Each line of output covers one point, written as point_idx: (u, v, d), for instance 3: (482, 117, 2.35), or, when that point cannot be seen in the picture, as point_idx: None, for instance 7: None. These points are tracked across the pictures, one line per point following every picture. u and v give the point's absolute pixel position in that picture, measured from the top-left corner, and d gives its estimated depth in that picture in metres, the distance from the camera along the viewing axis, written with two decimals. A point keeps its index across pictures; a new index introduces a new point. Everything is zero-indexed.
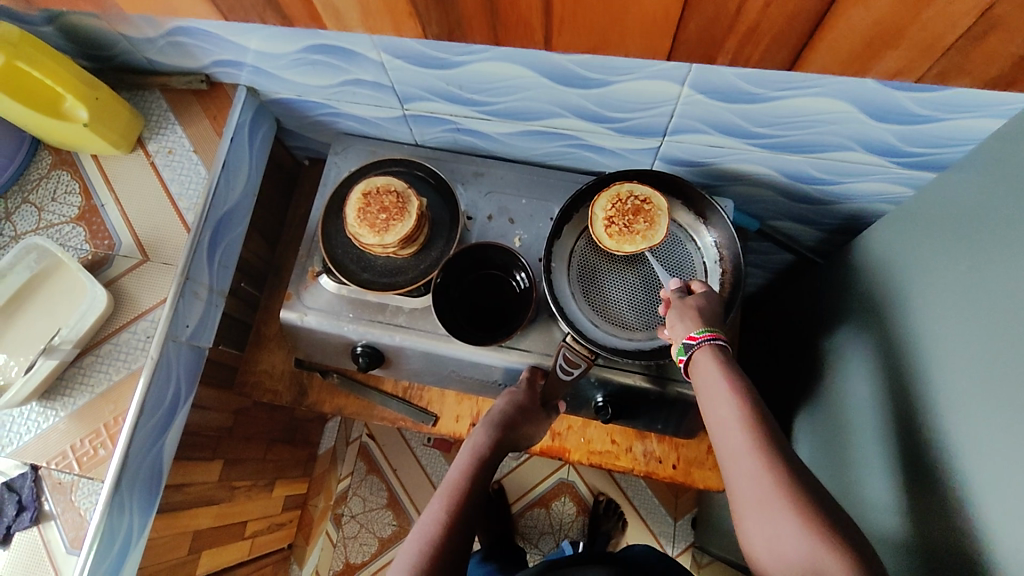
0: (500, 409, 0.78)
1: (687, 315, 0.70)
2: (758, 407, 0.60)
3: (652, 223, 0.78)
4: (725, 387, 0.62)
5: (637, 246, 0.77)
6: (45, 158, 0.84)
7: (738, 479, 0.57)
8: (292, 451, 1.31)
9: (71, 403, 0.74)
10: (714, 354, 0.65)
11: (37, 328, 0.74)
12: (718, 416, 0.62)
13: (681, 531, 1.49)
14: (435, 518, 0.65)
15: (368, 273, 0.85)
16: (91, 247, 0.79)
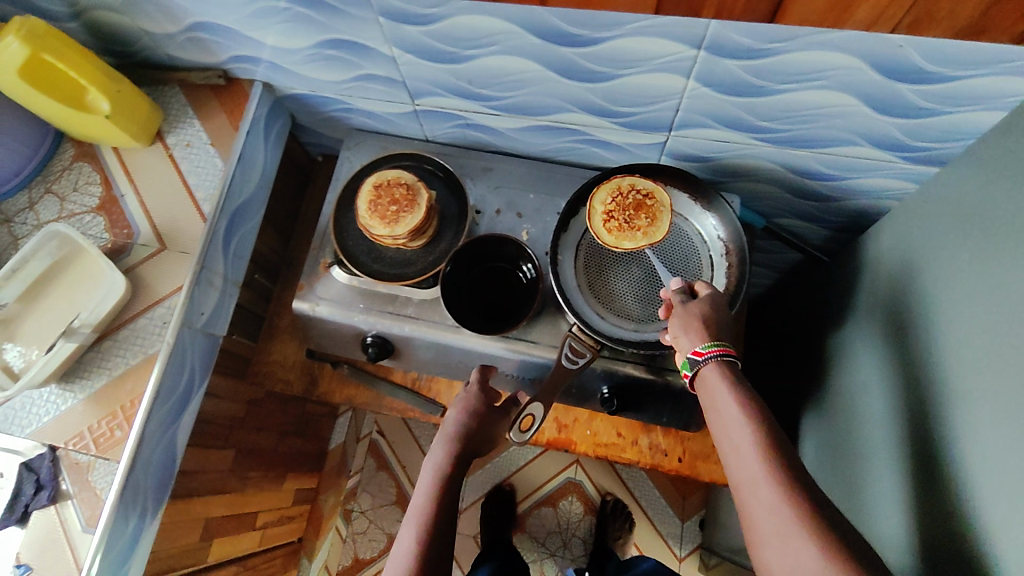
0: (457, 420, 0.78)
1: (693, 328, 0.71)
2: (770, 429, 0.60)
3: (653, 219, 0.79)
4: (739, 412, 0.62)
5: (638, 242, 0.78)
6: (68, 150, 0.87)
7: (755, 507, 0.56)
8: (303, 445, 1.33)
9: (89, 385, 0.77)
10: (722, 369, 0.66)
11: (57, 313, 0.76)
12: (731, 440, 0.62)
13: (689, 532, 1.49)
14: (405, 550, 0.65)
15: (378, 264, 0.87)
16: (111, 235, 0.82)
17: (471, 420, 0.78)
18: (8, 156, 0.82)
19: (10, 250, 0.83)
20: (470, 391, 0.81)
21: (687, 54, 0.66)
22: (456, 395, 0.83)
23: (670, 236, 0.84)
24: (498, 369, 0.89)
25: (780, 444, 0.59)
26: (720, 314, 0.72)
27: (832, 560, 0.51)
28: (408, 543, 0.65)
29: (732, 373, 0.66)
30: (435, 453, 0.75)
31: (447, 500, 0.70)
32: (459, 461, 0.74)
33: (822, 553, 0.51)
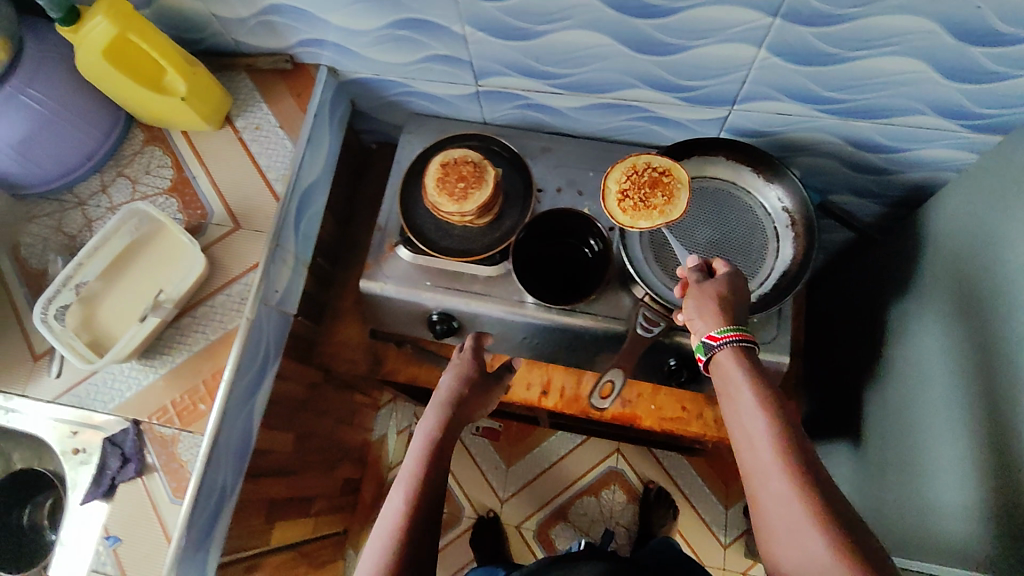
0: (450, 385, 0.78)
1: (707, 309, 0.70)
2: (786, 419, 0.59)
3: (668, 197, 0.80)
4: (753, 400, 0.61)
5: (654, 220, 0.79)
6: (138, 135, 0.89)
7: (766, 501, 0.57)
8: (351, 434, 1.33)
9: (170, 360, 0.78)
10: (738, 354, 0.65)
11: (139, 291, 0.78)
12: (745, 429, 0.61)
13: (733, 518, 1.49)
14: (393, 514, 0.64)
15: (446, 241, 0.89)
16: (184, 216, 0.83)
17: (464, 385, 0.78)
18: (82, 140, 0.84)
19: (85, 232, 0.85)
20: (465, 356, 0.81)
21: (763, 22, 0.68)
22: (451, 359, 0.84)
23: (733, 209, 0.86)
24: (564, 345, 0.91)
25: (795, 436, 0.58)
26: (735, 291, 0.71)
27: (845, 555, 0.51)
28: (397, 505, 0.65)
29: (748, 360, 0.65)
30: (428, 417, 0.74)
31: (436, 465, 0.69)
32: (450, 427, 0.73)
33: (834, 549, 0.52)
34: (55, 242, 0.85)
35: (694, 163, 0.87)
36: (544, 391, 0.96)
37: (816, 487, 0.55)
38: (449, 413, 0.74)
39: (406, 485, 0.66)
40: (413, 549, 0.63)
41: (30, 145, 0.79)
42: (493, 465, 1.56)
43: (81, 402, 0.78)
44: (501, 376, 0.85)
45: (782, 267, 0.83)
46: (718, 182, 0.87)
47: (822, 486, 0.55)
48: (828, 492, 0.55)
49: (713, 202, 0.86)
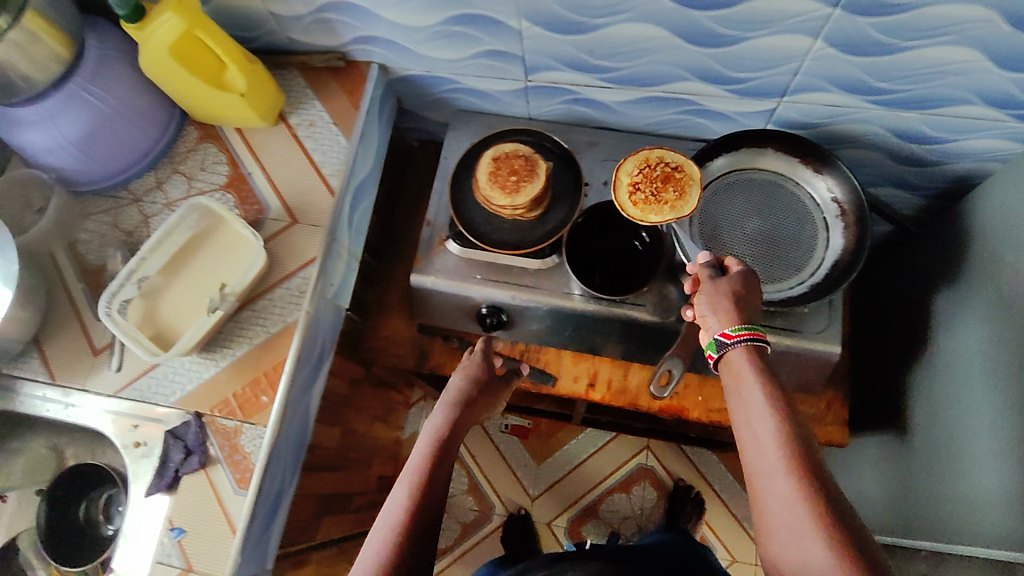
0: (459, 385, 0.82)
1: (721, 307, 0.70)
2: (794, 421, 0.61)
3: (681, 192, 0.80)
4: (762, 401, 0.62)
5: (665, 215, 0.79)
6: (191, 132, 0.90)
7: (770, 500, 0.58)
8: (386, 432, 1.34)
9: (231, 353, 0.79)
10: (749, 354, 0.66)
11: (199, 284, 0.79)
12: (752, 429, 0.63)
13: None
14: (397, 508, 0.65)
15: (496, 233, 0.89)
16: (242, 211, 0.84)
17: (472, 385, 0.83)
18: (140, 138, 0.85)
19: (142, 228, 0.86)
20: (474, 358, 0.87)
21: (822, 13, 0.69)
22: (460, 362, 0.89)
23: (782, 200, 0.86)
24: (612, 337, 0.91)
25: (802, 438, 0.60)
26: (748, 291, 0.71)
27: (844, 556, 0.53)
28: (401, 500, 0.66)
29: (758, 361, 0.66)
30: (438, 419, 0.76)
31: (441, 463, 0.70)
32: (457, 426, 0.76)
33: (833, 549, 0.54)
34: (113, 238, 0.85)
35: (744, 154, 0.87)
36: (590, 383, 0.97)
37: (820, 490, 0.57)
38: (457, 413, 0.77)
39: (411, 481, 0.67)
40: (416, 543, 0.63)
41: (90, 142, 0.81)
42: (522, 462, 1.55)
43: (142, 395, 0.79)
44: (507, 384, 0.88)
45: (833, 256, 0.84)
46: (766, 173, 0.87)
47: (827, 489, 0.57)
48: (833, 495, 0.57)
49: (762, 193, 0.87)
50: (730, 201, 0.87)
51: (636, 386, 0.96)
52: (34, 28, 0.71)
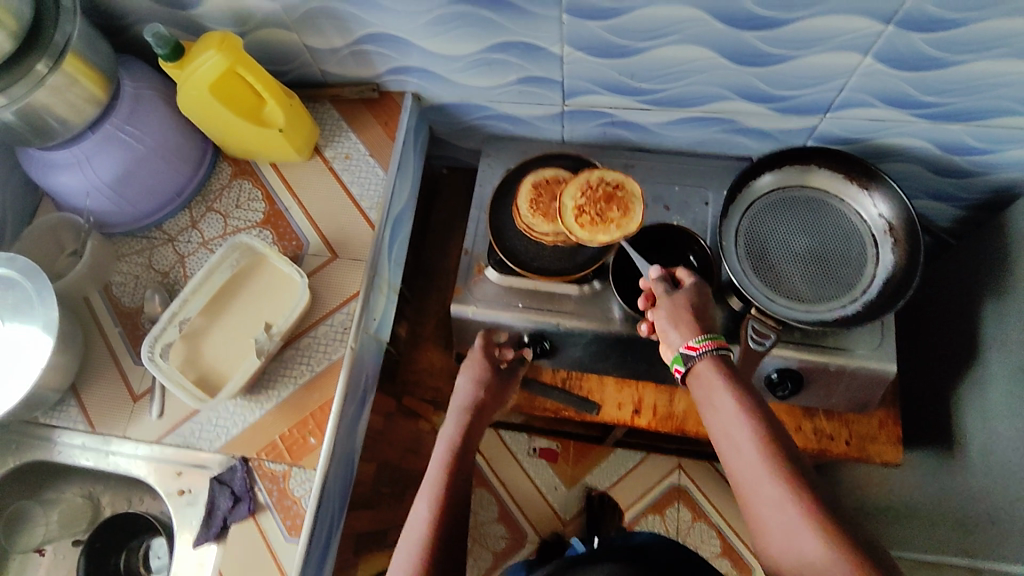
0: (468, 391, 0.83)
1: (681, 320, 0.70)
2: (769, 425, 0.61)
3: (625, 210, 0.83)
4: (736, 408, 0.63)
5: (612, 234, 0.82)
6: (225, 169, 0.88)
7: (762, 507, 0.58)
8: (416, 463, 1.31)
9: (276, 395, 0.77)
10: (716, 365, 0.66)
11: (242, 325, 0.77)
12: (730, 438, 0.63)
13: None
14: (421, 516, 0.66)
15: (537, 262, 0.88)
16: (280, 247, 0.83)
17: (480, 388, 0.83)
18: (173, 177, 0.83)
19: (177, 268, 0.84)
20: (477, 359, 0.86)
21: (873, 30, 0.68)
22: (463, 364, 0.87)
23: (830, 218, 0.85)
24: (657, 363, 0.89)
25: (781, 441, 0.60)
26: (703, 303, 0.71)
27: (842, 551, 0.53)
28: (424, 510, 0.66)
29: (726, 369, 0.66)
30: (449, 428, 0.77)
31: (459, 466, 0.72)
32: (470, 434, 0.76)
33: (833, 547, 0.54)
34: (148, 279, 0.84)
35: (795, 170, 0.87)
36: (636, 410, 0.94)
37: (808, 492, 0.57)
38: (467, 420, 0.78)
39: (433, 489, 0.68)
40: (441, 561, 0.63)
41: (124, 183, 0.79)
42: (551, 487, 1.52)
43: (185, 441, 0.76)
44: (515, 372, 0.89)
45: (885, 273, 0.82)
46: (810, 191, 0.86)
47: (817, 491, 0.58)
48: (821, 495, 0.57)
49: (808, 210, 0.86)
50: (776, 219, 0.86)
51: (682, 411, 0.93)
52: (74, 71, 0.70)
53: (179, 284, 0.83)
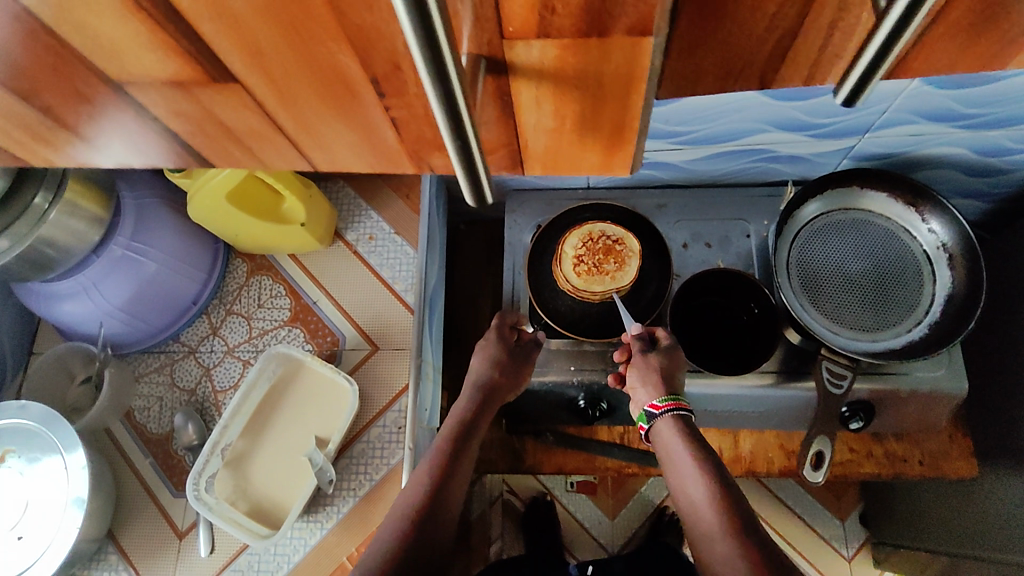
0: (481, 369, 0.78)
1: (649, 380, 0.71)
2: (725, 483, 0.61)
3: (621, 264, 0.79)
4: (691, 465, 0.63)
5: (606, 286, 0.79)
6: (239, 266, 0.84)
7: (716, 565, 0.57)
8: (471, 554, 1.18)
9: (336, 512, 0.73)
10: (675, 425, 0.67)
11: (291, 439, 0.73)
12: (687, 494, 0.63)
13: (852, 530, 1.22)
14: (419, 481, 0.68)
15: (585, 322, 0.82)
16: (316, 345, 0.80)
17: (496, 368, 0.79)
18: (185, 287, 0.78)
19: (204, 384, 0.79)
20: (490, 337, 0.81)
21: None
22: (477, 343, 0.83)
23: (880, 237, 0.82)
24: (721, 410, 0.85)
25: (734, 499, 0.60)
26: (675, 364, 0.72)
27: None
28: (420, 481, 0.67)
29: (685, 428, 0.67)
30: (461, 402, 0.77)
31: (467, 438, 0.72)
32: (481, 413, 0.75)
33: None
34: (173, 400, 0.79)
35: (840, 194, 0.84)
36: None
37: (759, 552, 0.56)
38: (477, 402, 0.76)
39: (432, 460, 0.69)
40: (419, 534, 0.63)
41: (136, 304, 0.74)
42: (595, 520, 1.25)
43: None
44: (529, 354, 0.81)
45: (944, 291, 0.79)
46: (858, 213, 0.83)
47: (770, 553, 0.56)
48: (772, 557, 0.56)
49: (857, 234, 0.83)
50: (826, 247, 0.83)
51: (750, 452, 0.90)
52: (74, 196, 0.63)
53: (210, 403, 0.79)
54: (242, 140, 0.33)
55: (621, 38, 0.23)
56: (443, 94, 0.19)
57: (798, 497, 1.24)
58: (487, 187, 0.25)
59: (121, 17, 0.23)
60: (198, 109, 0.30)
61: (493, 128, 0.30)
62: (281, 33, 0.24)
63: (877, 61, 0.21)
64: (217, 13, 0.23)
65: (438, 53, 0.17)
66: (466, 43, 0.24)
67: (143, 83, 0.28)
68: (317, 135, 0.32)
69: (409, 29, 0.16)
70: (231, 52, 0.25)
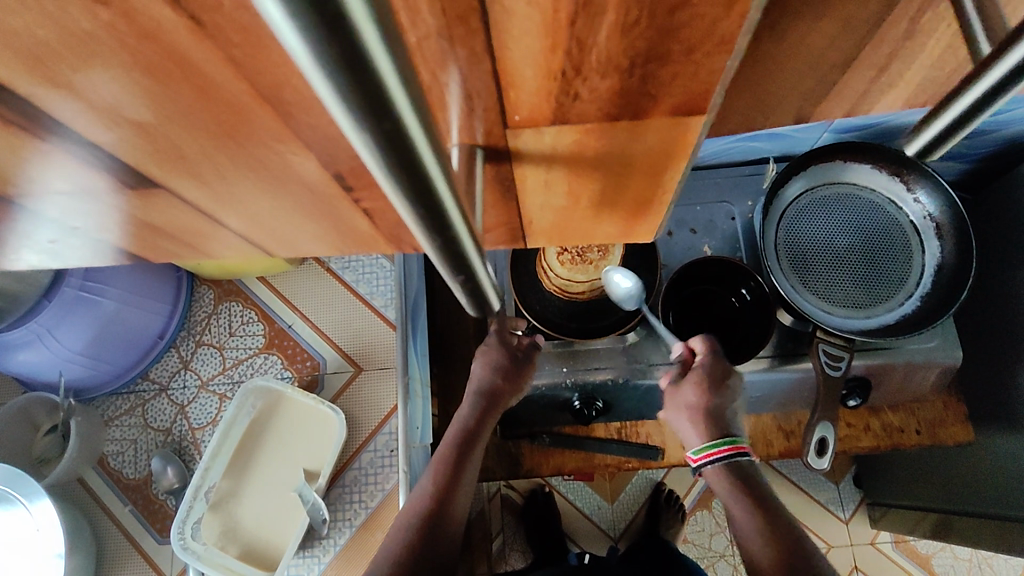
0: (481, 376, 0.69)
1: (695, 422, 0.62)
2: (793, 552, 0.57)
3: (605, 249, 0.73)
4: (755, 532, 0.58)
5: (590, 274, 0.74)
6: (206, 293, 0.85)
7: None
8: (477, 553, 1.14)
9: (333, 544, 0.75)
10: (727, 476, 0.61)
11: (277, 475, 0.76)
12: (751, 560, 0.59)
13: (847, 491, 1.23)
14: (422, 492, 0.66)
15: (574, 321, 0.80)
16: (295, 370, 0.82)
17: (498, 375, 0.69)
18: (150, 317, 0.79)
19: (179, 421, 0.81)
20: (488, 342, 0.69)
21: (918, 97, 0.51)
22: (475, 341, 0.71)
23: (867, 210, 0.80)
24: None
25: (805, 574, 0.56)
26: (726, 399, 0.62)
27: None
28: (426, 487, 0.66)
29: (742, 476, 0.61)
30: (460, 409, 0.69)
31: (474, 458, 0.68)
32: (485, 421, 0.69)
33: None
34: (148, 442, 0.80)
35: (823, 169, 0.81)
36: None
37: None
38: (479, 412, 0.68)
39: (435, 473, 0.66)
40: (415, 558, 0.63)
41: (97, 344, 0.72)
42: (595, 506, 1.23)
43: None
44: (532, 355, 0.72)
45: (935, 260, 0.78)
46: (844, 186, 0.81)
47: None
48: None
49: (843, 209, 0.81)
50: (813, 224, 0.81)
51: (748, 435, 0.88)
52: None
53: (186, 442, 0.80)
54: (203, 210, 0.29)
55: (663, 118, 0.23)
56: (440, 234, 0.17)
57: (794, 467, 1.24)
58: (486, 292, 0.23)
59: (47, 98, 0.20)
60: (148, 184, 0.26)
61: (488, 186, 0.28)
62: (223, 108, 0.21)
63: (957, 115, 0.30)
64: (156, 90, 0.20)
65: (426, 184, 0.14)
66: (457, 134, 0.23)
67: (79, 163, 0.24)
68: (265, 194, 0.29)
69: (390, 179, 0.13)
70: (183, 129, 0.22)
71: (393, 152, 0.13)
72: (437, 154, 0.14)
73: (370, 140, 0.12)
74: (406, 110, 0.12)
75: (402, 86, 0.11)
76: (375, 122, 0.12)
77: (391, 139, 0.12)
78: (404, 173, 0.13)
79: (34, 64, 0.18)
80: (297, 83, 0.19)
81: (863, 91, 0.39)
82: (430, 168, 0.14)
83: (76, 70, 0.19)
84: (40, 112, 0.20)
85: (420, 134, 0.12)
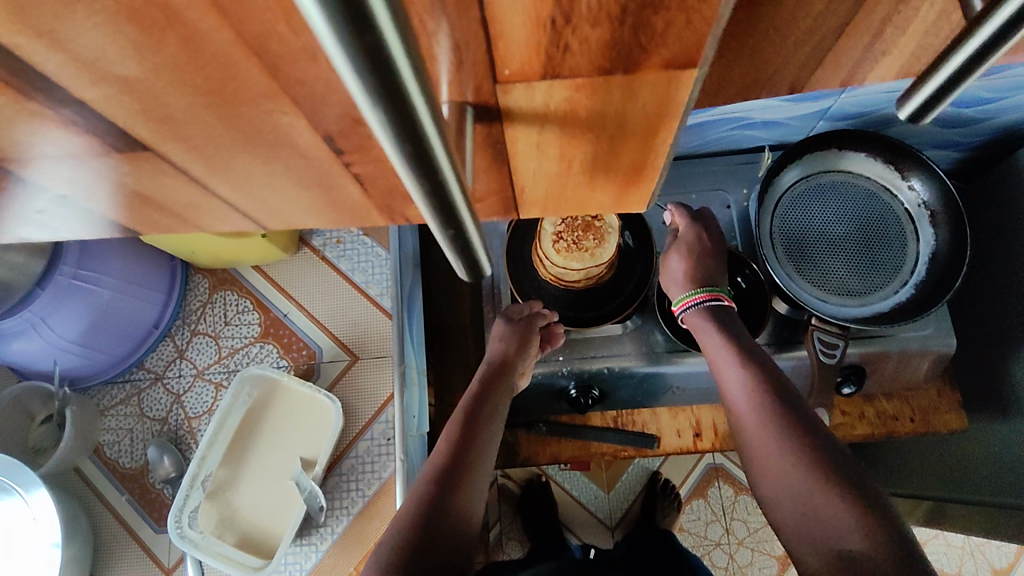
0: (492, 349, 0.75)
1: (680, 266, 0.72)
2: (776, 392, 0.59)
3: (601, 238, 0.72)
4: (736, 368, 0.61)
5: (585, 263, 0.72)
6: (201, 282, 0.85)
7: (775, 483, 0.55)
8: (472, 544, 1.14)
9: (330, 532, 0.75)
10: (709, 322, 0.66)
11: (274, 463, 0.77)
12: (735, 403, 0.61)
13: None
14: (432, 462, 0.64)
15: (569, 309, 0.80)
16: (291, 359, 0.82)
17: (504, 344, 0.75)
18: (144, 307, 0.79)
19: (175, 411, 0.81)
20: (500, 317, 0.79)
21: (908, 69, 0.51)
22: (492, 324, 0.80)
23: (862, 198, 0.81)
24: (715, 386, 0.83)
25: (784, 404, 0.58)
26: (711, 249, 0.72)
27: (864, 520, 0.50)
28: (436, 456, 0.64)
29: (723, 327, 0.65)
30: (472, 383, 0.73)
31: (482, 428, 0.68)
32: (490, 393, 0.72)
33: (849, 511, 0.50)
34: (145, 431, 0.80)
35: (819, 157, 0.82)
36: (696, 434, 0.88)
37: (825, 460, 0.54)
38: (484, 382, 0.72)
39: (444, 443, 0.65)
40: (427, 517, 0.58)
41: (90, 333, 0.72)
42: (591, 495, 1.23)
43: None
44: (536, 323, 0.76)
45: (929, 248, 0.78)
46: (840, 174, 0.81)
47: (802, 419, 0.57)
48: (838, 465, 0.54)
49: (839, 197, 0.81)
50: (809, 212, 0.81)
51: None
52: None
53: (182, 431, 0.80)
54: (195, 179, 0.29)
55: (658, 72, 0.23)
56: (429, 189, 0.16)
57: None
58: (482, 259, 0.22)
59: (34, 51, 0.20)
60: (139, 149, 0.26)
61: (478, 154, 0.28)
62: (213, 66, 0.21)
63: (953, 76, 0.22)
64: (144, 44, 0.20)
65: (417, 132, 0.14)
66: (446, 90, 0.22)
67: (67, 125, 0.24)
68: (258, 165, 0.28)
69: (382, 127, 0.13)
70: (172, 90, 0.22)
71: (385, 94, 0.12)
72: (429, 99, 0.13)
73: (361, 80, 0.12)
74: (397, 47, 0.11)
75: (392, 22, 0.11)
76: (367, 59, 0.11)
77: (383, 79, 0.12)
78: (396, 119, 0.13)
79: (23, 15, 0.18)
80: (286, 36, 0.19)
81: (856, 65, 0.39)
82: (421, 114, 0.13)
83: (65, 22, 0.19)
84: (28, 66, 0.20)
85: (410, 76, 0.12)
